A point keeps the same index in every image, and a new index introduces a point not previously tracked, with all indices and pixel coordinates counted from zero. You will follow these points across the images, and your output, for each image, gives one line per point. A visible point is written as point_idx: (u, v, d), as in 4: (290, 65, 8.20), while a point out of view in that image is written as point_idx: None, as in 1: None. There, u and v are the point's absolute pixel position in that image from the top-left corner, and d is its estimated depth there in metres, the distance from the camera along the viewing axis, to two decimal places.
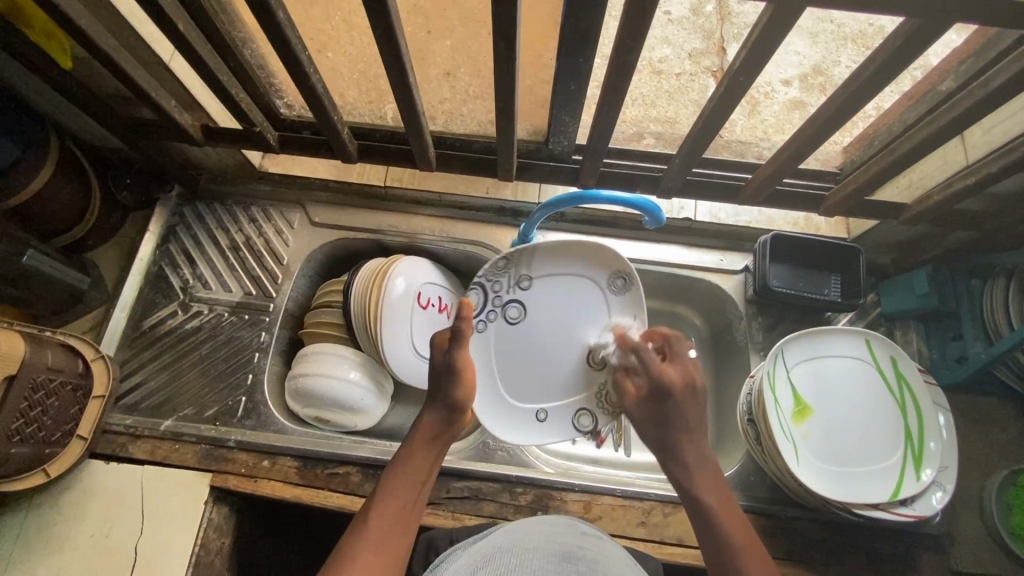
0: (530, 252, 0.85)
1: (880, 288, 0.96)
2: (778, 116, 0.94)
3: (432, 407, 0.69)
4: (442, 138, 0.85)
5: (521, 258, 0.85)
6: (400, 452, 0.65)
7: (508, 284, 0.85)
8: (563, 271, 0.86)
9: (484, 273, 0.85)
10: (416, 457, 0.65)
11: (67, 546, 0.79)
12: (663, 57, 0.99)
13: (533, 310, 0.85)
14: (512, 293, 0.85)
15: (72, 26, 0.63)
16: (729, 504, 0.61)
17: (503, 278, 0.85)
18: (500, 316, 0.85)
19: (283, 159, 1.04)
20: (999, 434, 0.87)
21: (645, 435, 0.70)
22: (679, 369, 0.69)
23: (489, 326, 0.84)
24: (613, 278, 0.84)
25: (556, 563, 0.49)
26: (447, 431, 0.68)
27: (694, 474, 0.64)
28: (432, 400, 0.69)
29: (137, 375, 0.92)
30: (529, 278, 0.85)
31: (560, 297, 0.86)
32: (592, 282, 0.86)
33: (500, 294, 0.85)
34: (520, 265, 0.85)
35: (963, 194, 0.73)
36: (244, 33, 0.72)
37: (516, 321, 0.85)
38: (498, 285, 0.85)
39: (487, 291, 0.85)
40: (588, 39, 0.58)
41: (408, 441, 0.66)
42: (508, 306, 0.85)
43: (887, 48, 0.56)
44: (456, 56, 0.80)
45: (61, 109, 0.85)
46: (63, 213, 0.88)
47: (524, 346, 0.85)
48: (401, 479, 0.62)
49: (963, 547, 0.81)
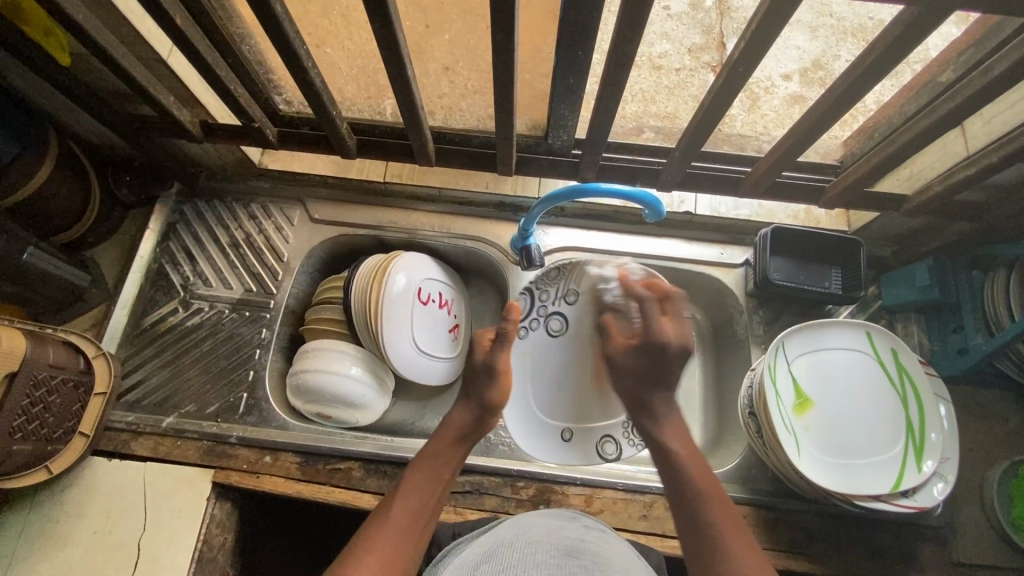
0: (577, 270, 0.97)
1: (881, 280, 0.96)
2: (779, 111, 0.93)
3: (465, 405, 0.72)
4: (442, 134, 0.87)
5: (570, 275, 0.97)
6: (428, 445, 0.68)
7: (554, 296, 0.98)
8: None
9: (535, 282, 0.97)
10: (443, 449, 0.67)
11: (70, 543, 0.80)
12: (663, 53, 0.98)
13: (572, 323, 0.98)
14: (557, 305, 0.98)
15: (69, 22, 0.63)
16: (699, 461, 0.67)
17: (551, 290, 0.98)
18: (543, 325, 0.98)
19: (283, 155, 1.03)
20: (1000, 425, 0.87)
21: (622, 382, 0.74)
22: (678, 331, 0.71)
23: (532, 333, 0.98)
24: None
25: (559, 558, 0.49)
26: (475, 430, 0.71)
27: (662, 425, 0.71)
28: (466, 396, 0.73)
29: (138, 372, 0.92)
30: (575, 294, 0.98)
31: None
32: None
33: (546, 305, 0.98)
34: (569, 280, 0.98)
35: (964, 184, 0.73)
36: (242, 29, 0.72)
37: (557, 332, 0.98)
38: (545, 295, 0.98)
39: (534, 300, 0.97)
40: (587, 31, 0.58)
41: (436, 437, 0.69)
42: (551, 318, 0.98)
43: (887, 38, 0.55)
44: (455, 50, 0.77)
45: (60, 106, 0.85)
46: (63, 211, 0.88)
47: (560, 356, 0.98)
48: (427, 465, 0.65)
49: (966, 538, 0.81)
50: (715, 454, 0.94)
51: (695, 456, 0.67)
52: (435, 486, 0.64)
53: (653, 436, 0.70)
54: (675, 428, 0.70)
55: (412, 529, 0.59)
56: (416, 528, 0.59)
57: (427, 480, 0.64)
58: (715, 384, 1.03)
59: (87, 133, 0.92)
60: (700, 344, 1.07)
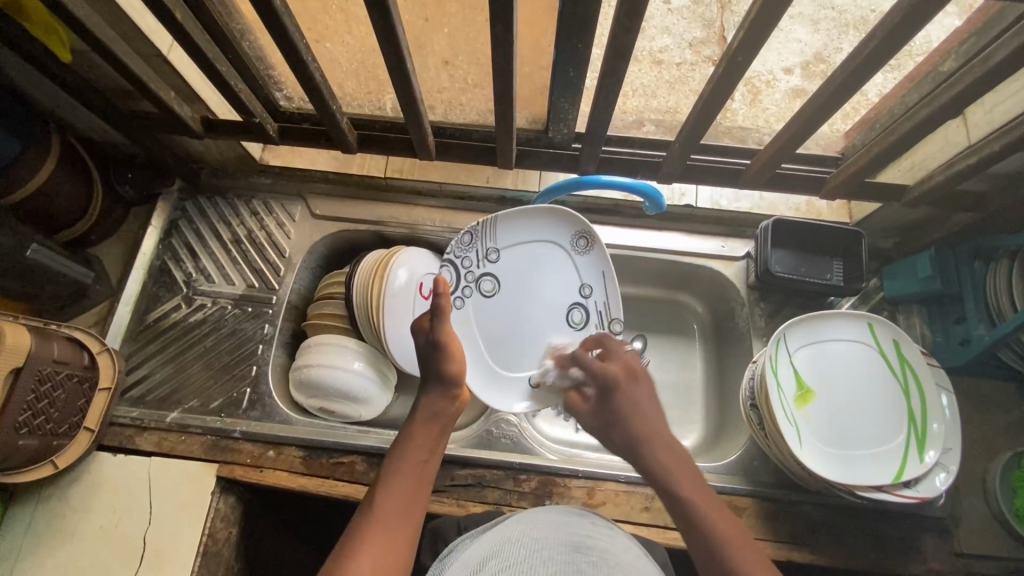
0: (493, 224, 0.85)
1: (883, 272, 0.95)
2: (781, 105, 0.93)
3: (427, 389, 0.69)
4: (442, 129, 0.88)
5: (486, 231, 0.85)
6: (402, 432, 0.66)
7: (477, 258, 0.86)
8: (527, 238, 0.87)
9: (452, 249, 0.85)
10: (416, 433, 0.65)
11: (76, 538, 0.80)
12: (664, 47, 0.97)
13: (504, 280, 0.87)
14: (482, 267, 0.86)
15: (70, 18, 0.63)
16: (714, 504, 0.60)
17: (471, 253, 0.85)
18: (475, 290, 0.86)
19: (283, 152, 1.04)
20: (1002, 416, 0.87)
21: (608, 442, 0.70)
22: (619, 362, 0.74)
23: (467, 302, 0.85)
24: (577, 239, 0.88)
25: (566, 553, 0.49)
26: (449, 411, 0.69)
27: (671, 470, 0.63)
28: (429, 384, 0.70)
29: (143, 367, 0.92)
30: (496, 250, 0.86)
31: (529, 263, 0.88)
32: (558, 244, 0.88)
33: (471, 269, 0.86)
34: (485, 238, 0.86)
35: (967, 173, 0.72)
36: (243, 25, 0.72)
37: (490, 294, 0.86)
38: (466, 260, 0.85)
39: (457, 268, 0.85)
40: (586, 23, 0.57)
41: (409, 422, 0.67)
42: (481, 280, 0.86)
43: (889, 22, 0.55)
44: (454, 45, 0.77)
45: (62, 103, 0.85)
46: (67, 208, 0.88)
47: (501, 315, 0.87)
48: (405, 453, 0.63)
49: (968, 529, 0.81)
50: (718, 447, 0.94)
51: (708, 497, 0.60)
52: (417, 471, 0.62)
53: (660, 480, 0.63)
54: (675, 460, 0.64)
55: (404, 521, 0.57)
56: (406, 521, 0.57)
57: (409, 466, 0.62)
58: (715, 377, 1.03)
59: (88, 130, 0.93)
60: (701, 337, 1.07)
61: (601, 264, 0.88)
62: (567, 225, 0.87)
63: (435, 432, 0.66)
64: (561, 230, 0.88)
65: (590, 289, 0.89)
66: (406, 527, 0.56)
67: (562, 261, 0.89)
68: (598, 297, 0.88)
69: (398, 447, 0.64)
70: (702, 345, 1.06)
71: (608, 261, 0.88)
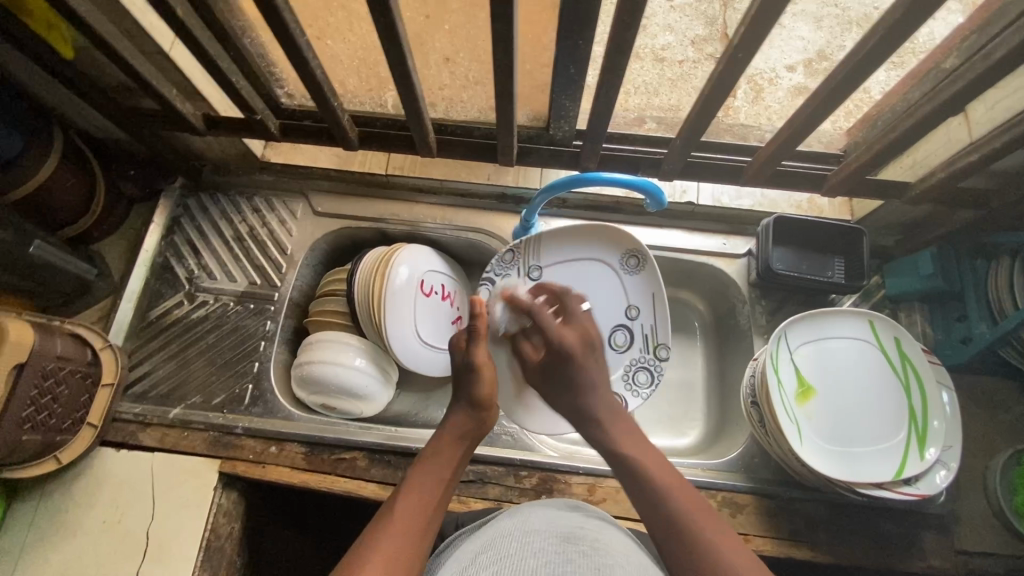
0: (537, 242, 0.91)
1: (884, 270, 0.95)
2: (783, 102, 0.94)
3: (456, 406, 0.73)
4: (442, 125, 0.86)
5: (528, 250, 0.91)
6: (430, 444, 0.68)
7: (518, 275, 0.92)
8: (574, 256, 0.92)
9: (494, 267, 0.92)
10: (443, 447, 0.67)
11: (79, 533, 0.81)
12: (667, 45, 0.99)
13: None
14: (524, 283, 0.92)
15: (72, 14, 0.63)
16: (659, 459, 0.65)
17: (513, 270, 0.92)
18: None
19: (284, 148, 1.05)
20: (1003, 414, 0.87)
21: (557, 405, 0.76)
22: (577, 329, 0.79)
23: None
24: (626, 258, 0.91)
25: (557, 544, 0.50)
26: (476, 430, 0.72)
27: (612, 432, 0.69)
28: (459, 401, 0.73)
29: (145, 364, 0.93)
30: (538, 267, 0.92)
31: (574, 282, 0.92)
32: (606, 264, 0.92)
33: (511, 286, 0.92)
34: (529, 256, 0.92)
35: (968, 170, 0.72)
36: (244, 22, 0.72)
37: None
38: (507, 277, 0.92)
39: (497, 285, 0.91)
40: (586, 20, 0.57)
41: (437, 437, 0.70)
42: (522, 296, 0.91)
43: (890, 18, 0.55)
44: (455, 41, 0.77)
45: (65, 100, 0.86)
46: (70, 204, 0.89)
47: None
48: (430, 464, 0.65)
49: (969, 526, 0.81)
50: (718, 444, 0.94)
51: (651, 454, 0.65)
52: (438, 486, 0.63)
53: (602, 443, 0.69)
54: (622, 428, 0.70)
55: (418, 531, 0.57)
56: (424, 531, 0.57)
57: (431, 478, 0.63)
58: (717, 375, 1.03)
59: (91, 127, 0.93)
60: (703, 334, 1.07)
61: (650, 288, 0.90)
62: (615, 246, 0.91)
63: (459, 448, 0.68)
64: (610, 250, 0.91)
65: (637, 310, 0.91)
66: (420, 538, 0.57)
67: (609, 280, 0.92)
68: (644, 320, 0.90)
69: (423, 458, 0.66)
70: (705, 343, 1.06)
71: (657, 285, 0.89)
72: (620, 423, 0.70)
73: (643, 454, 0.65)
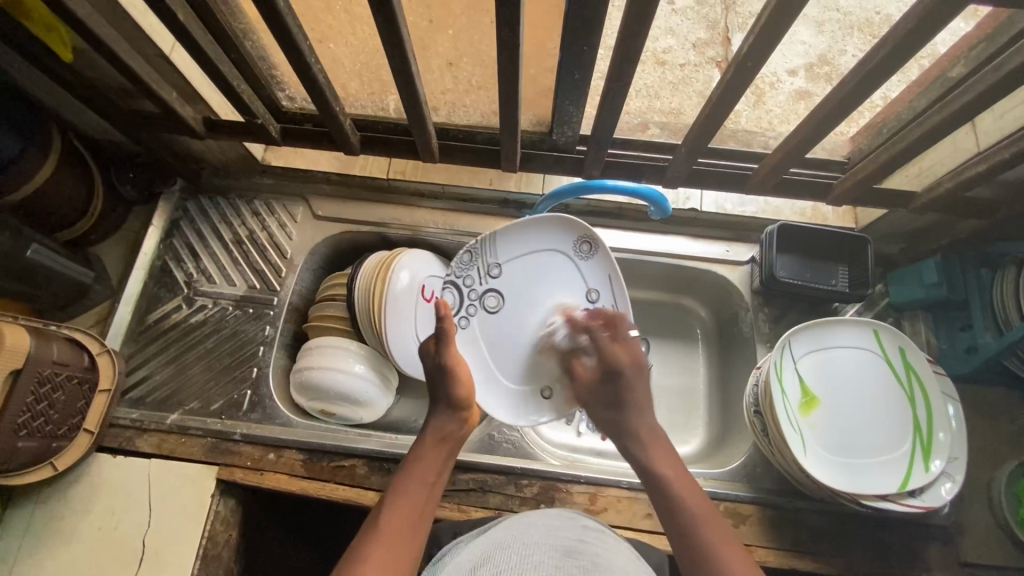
0: (490, 241, 0.84)
1: (887, 279, 0.94)
2: (784, 107, 0.94)
3: (435, 413, 0.71)
4: (445, 130, 0.88)
5: (484, 248, 0.84)
6: (412, 451, 0.67)
7: (478, 276, 0.84)
8: (531, 247, 0.84)
9: (453, 271, 0.85)
10: (427, 453, 0.66)
11: (74, 540, 0.80)
12: (667, 48, 0.99)
13: (510, 293, 0.84)
14: (485, 283, 0.84)
15: (71, 17, 0.62)
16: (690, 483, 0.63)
17: (472, 271, 0.84)
18: (480, 308, 0.84)
19: (286, 152, 1.03)
20: (1007, 424, 0.87)
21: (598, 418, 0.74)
22: (629, 351, 0.74)
23: (471, 321, 0.83)
24: (580, 245, 0.84)
25: (558, 559, 0.49)
26: (458, 431, 0.70)
27: (650, 451, 0.67)
28: (436, 401, 0.71)
29: (143, 368, 0.92)
30: (498, 265, 0.84)
31: (532, 275, 0.84)
32: (562, 251, 0.84)
33: (473, 287, 0.84)
34: (485, 254, 0.84)
35: (974, 181, 0.72)
36: (246, 26, 0.71)
37: (495, 310, 0.84)
38: (467, 279, 0.84)
39: (459, 288, 0.84)
40: (593, 26, 0.57)
41: (419, 441, 0.68)
42: (485, 297, 0.84)
43: (899, 30, 0.54)
44: (458, 46, 0.76)
45: (64, 103, 0.85)
46: (68, 207, 0.88)
47: (511, 329, 0.83)
48: (414, 471, 0.63)
49: (972, 538, 0.81)
50: (720, 453, 0.93)
51: (682, 475, 0.64)
52: (425, 490, 0.62)
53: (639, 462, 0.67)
54: (659, 450, 0.67)
55: (403, 548, 0.55)
56: (410, 543, 0.56)
57: (416, 484, 0.62)
58: (719, 382, 1.02)
59: (89, 129, 0.92)
60: (706, 342, 1.06)
61: (607, 269, 0.83)
62: (565, 232, 0.84)
63: (443, 452, 0.67)
64: (563, 238, 0.84)
65: (596, 294, 0.84)
66: (407, 552, 0.55)
67: (566, 269, 0.84)
68: (605, 301, 0.83)
69: (405, 467, 0.64)
70: (709, 351, 1.05)
71: (614, 265, 0.83)
72: (655, 440, 0.69)
73: (678, 478, 0.63)
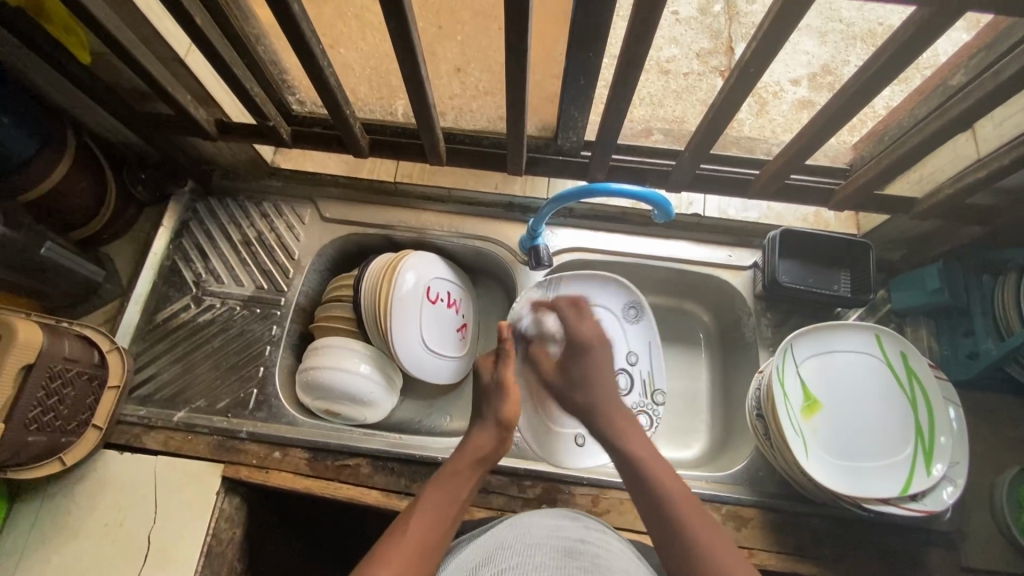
0: (556, 285, 0.93)
1: (890, 284, 0.95)
2: (787, 115, 0.96)
3: (482, 425, 0.72)
4: (452, 134, 0.88)
5: (554, 286, 0.94)
6: (447, 463, 0.68)
7: None
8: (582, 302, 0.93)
9: (519, 304, 0.92)
10: (462, 469, 0.66)
11: (80, 535, 0.81)
12: (671, 58, 1.01)
13: None
14: None
15: (91, 21, 0.64)
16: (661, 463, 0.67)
17: (536, 308, 0.93)
18: None
19: (294, 155, 1.06)
20: (1009, 430, 0.87)
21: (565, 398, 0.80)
22: (592, 328, 0.81)
23: None
24: (626, 308, 0.94)
25: (558, 559, 0.49)
26: (496, 451, 0.70)
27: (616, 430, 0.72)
28: (483, 419, 0.73)
29: (151, 366, 0.93)
30: None
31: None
32: (609, 311, 0.94)
33: None
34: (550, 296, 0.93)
35: (975, 187, 0.73)
36: (259, 29, 0.73)
37: None
38: None
39: (522, 322, 0.92)
40: (598, 34, 0.58)
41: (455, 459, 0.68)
42: None
43: (898, 39, 0.55)
44: (466, 52, 0.78)
45: (79, 104, 0.86)
46: (81, 206, 0.89)
47: None
48: (444, 484, 0.64)
49: (974, 544, 0.81)
50: (722, 457, 0.94)
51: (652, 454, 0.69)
52: (454, 503, 0.63)
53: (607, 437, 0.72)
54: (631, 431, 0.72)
55: (419, 556, 0.56)
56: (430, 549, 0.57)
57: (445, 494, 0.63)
58: (722, 387, 1.03)
59: (103, 130, 0.94)
60: (710, 348, 1.06)
61: (649, 335, 0.94)
62: (619, 295, 0.94)
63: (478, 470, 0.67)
64: (614, 299, 0.94)
65: (637, 356, 0.94)
66: (424, 562, 0.56)
67: (613, 328, 0.94)
68: (643, 366, 0.93)
69: (438, 476, 0.65)
70: (712, 356, 1.06)
71: (655, 333, 0.94)
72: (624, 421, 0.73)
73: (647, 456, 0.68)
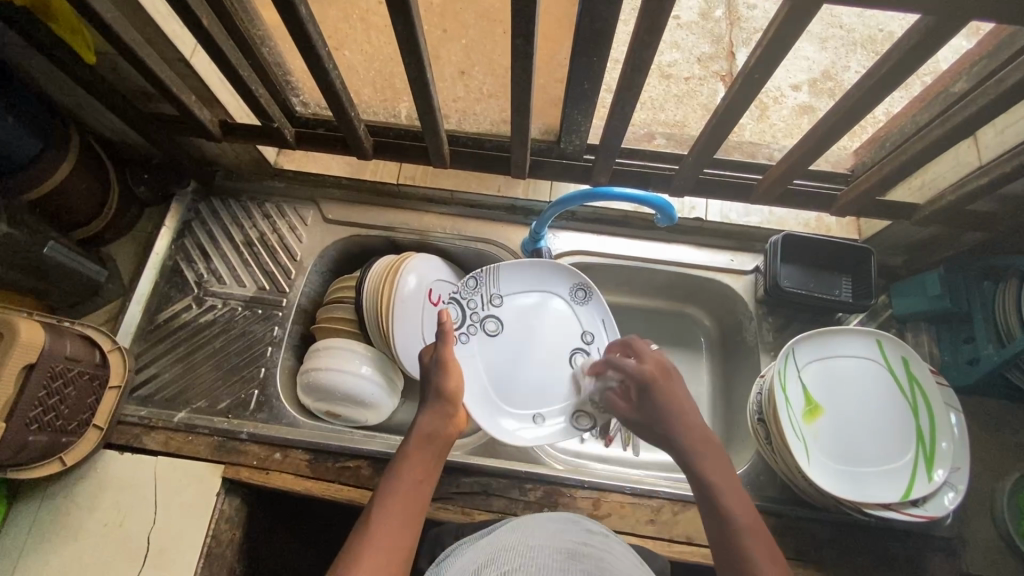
0: (496, 271, 0.90)
1: (891, 288, 0.96)
2: (788, 120, 0.97)
3: (426, 407, 0.70)
4: (455, 136, 0.87)
5: (490, 278, 0.90)
6: (399, 451, 0.65)
7: (482, 301, 0.90)
8: (527, 286, 0.92)
9: (457, 292, 0.90)
10: (414, 451, 0.64)
11: (79, 536, 0.80)
12: (672, 62, 1.03)
13: (509, 323, 0.90)
14: (487, 310, 0.90)
15: (98, 21, 0.64)
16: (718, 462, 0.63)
17: (476, 296, 0.90)
18: (480, 331, 0.89)
19: (297, 156, 1.05)
20: (1009, 436, 0.87)
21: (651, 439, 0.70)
22: (652, 361, 0.73)
23: (472, 340, 0.88)
24: (574, 292, 0.92)
25: (561, 561, 0.49)
26: (446, 428, 0.68)
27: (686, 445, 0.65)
28: (428, 403, 0.71)
29: (152, 367, 0.92)
30: (500, 296, 0.91)
31: (530, 311, 0.92)
32: (556, 295, 0.92)
33: (476, 311, 0.90)
34: (490, 283, 0.90)
35: (976, 193, 0.73)
36: (263, 31, 0.74)
37: (495, 335, 0.89)
38: (471, 301, 0.90)
39: (463, 308, 0.89)
40: (603, 39, 0.58)
41: (404, 445, 0.66)
42: (486, 321, 0.89)
43: (901, 46, 0.56)
44: (470, 54, 0.80)
45: (82, 104, 0.86)
46: (82, 205, 0.89)
47: (507, 355, 0.89)
48: (400, 476, 0.62)
49: (975, 549, 0.81)
50: None
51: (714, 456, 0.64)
52: (415, 488, 0.61)
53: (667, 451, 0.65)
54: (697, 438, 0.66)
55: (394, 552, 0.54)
56: (406, 536, 0.56)
57: (405, 483, 0.61)
58: (722, 390, 1.03)
59: (106, 130, 0.94)
60: (710, 351, 1.07)
61: (601, 313, 0.91)
62: (564, 278, 0.92)
63: (430, 448, 0.65)
64: (560, 283, 0.92)
65: (591, 336, 0.91)
66: (398, 551, 0.54)
67: (562, 311, 0.92)
68: (600, 343, 0.91)
69: (394, 465, 0.63)
70: (712, 359, 1.06)
71: (607, 310, 0.91)
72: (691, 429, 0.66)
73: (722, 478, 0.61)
